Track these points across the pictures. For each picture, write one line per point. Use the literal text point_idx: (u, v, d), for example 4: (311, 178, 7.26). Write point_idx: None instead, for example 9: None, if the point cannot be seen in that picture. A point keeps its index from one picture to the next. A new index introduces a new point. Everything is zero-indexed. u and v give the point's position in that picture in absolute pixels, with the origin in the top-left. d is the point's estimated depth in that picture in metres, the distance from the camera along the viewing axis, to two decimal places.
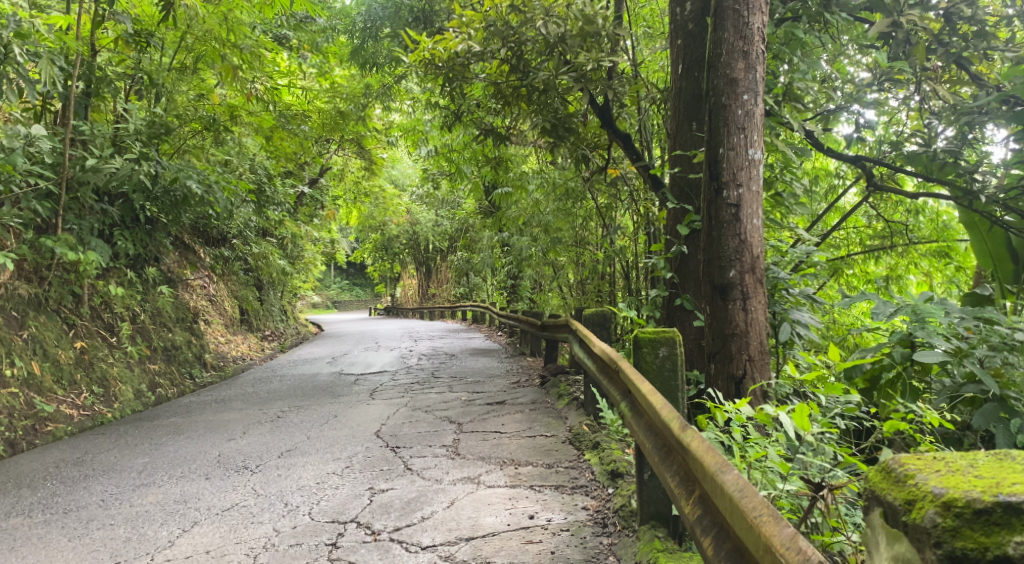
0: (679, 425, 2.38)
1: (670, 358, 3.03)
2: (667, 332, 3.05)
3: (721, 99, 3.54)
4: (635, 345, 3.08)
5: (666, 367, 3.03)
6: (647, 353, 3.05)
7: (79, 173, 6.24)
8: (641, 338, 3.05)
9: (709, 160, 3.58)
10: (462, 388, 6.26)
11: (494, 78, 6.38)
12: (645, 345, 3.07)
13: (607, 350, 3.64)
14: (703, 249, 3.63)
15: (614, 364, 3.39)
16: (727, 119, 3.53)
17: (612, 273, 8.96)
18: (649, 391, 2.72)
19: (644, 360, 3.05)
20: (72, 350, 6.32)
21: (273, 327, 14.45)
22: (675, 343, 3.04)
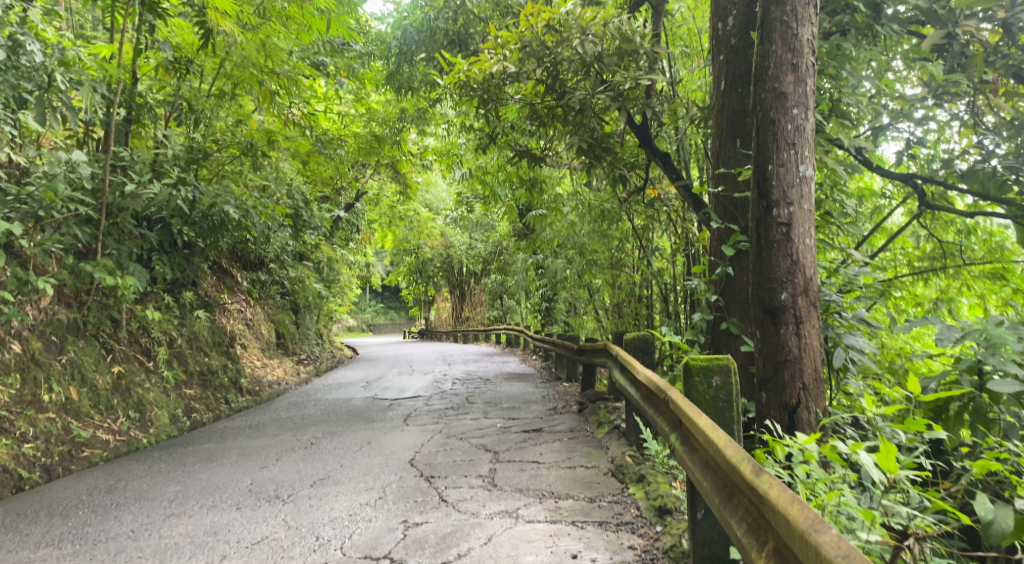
0: (751, 469, 2.19)
1: (724, 388, 2.90)
2: (721, 360, 2.92)
3: (770, 113, 3.38)
4: (687, 372, 2.95)
5: (721, 397, 2.90)
6: (699, 382, 2.92)
7: (119, 199, 6.39)
8: (693, 366, 2.92)
9: (757, 178, 3.42)
10: (497, 414, 6.11)
11: (529, 98, 6.32)
12: (697, 373, 2.93)
13: (653, 378, 3.46)
14: (752, 270, 3.45)
15: (662, 392, 3.22)
16: (777, 134, 3.38)
17: (648, 296, 8.79)
18: (712, 428, 2.53)
19: (697, 390, 2.92)
20: (110, 374, 6.36)
21: (308, 350, 14.53)
22: (729, 371, 2.91)
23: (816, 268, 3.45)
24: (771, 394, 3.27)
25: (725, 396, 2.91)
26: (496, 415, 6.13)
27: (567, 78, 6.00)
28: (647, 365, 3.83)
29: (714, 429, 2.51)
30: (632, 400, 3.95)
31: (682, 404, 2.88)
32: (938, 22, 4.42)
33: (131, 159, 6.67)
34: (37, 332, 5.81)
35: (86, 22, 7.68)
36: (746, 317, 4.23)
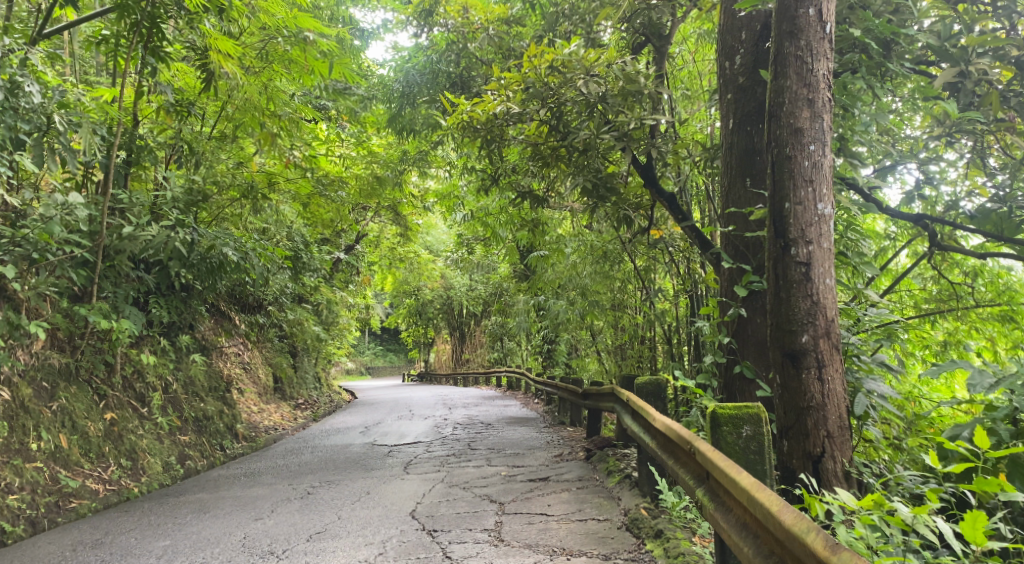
0: (822, 542, 1.97)
1: (754, 439, 2.81)
2: (751, 409, 2.83)
3: (785, 150, 3.31)
4: (715, 422, 2.86)
5: (751, 448, 2.82)
6: (728, 433, 2.82)
7: (116, 242, 6.28)
8: (722, 416, 2.83)
9: (773, 216, 3.33)
10: (502, 461, 5.91)
11: (532, 139, 6.29)
12: (725, 423, 2.84)
13: (674, 426, 3.32)
14: (770, 312, 3.34)
15: (688, 444, 3.07)
16: (793, 171, 3.30)
17: (652, 338, 8.65)
18: (757, 487, 2.37)
19: (725, 440, 2.83)
20: (102, 422, 6.17)
21: (307, 395, 14.30)
22: (760, 421, 2.82)
23: (837, 309, 3.34)
24: (794, 442, 3.15)
25: (755, 446, 2.82)
26: (500, 462, 5.93)
27: (570, 119, 5.98)
28: (663, 412, 3.69)
29: (760, 488, 2.36)
30: (648, 449, 3.80)
31: (715, 457, 2.73)
32: (951, 59, 4.44)
33: (130, 201, 6.60)
34: (28, 377, 5.65)
35: (91, 66, 7.72)
36: (760, 360, 4.10)
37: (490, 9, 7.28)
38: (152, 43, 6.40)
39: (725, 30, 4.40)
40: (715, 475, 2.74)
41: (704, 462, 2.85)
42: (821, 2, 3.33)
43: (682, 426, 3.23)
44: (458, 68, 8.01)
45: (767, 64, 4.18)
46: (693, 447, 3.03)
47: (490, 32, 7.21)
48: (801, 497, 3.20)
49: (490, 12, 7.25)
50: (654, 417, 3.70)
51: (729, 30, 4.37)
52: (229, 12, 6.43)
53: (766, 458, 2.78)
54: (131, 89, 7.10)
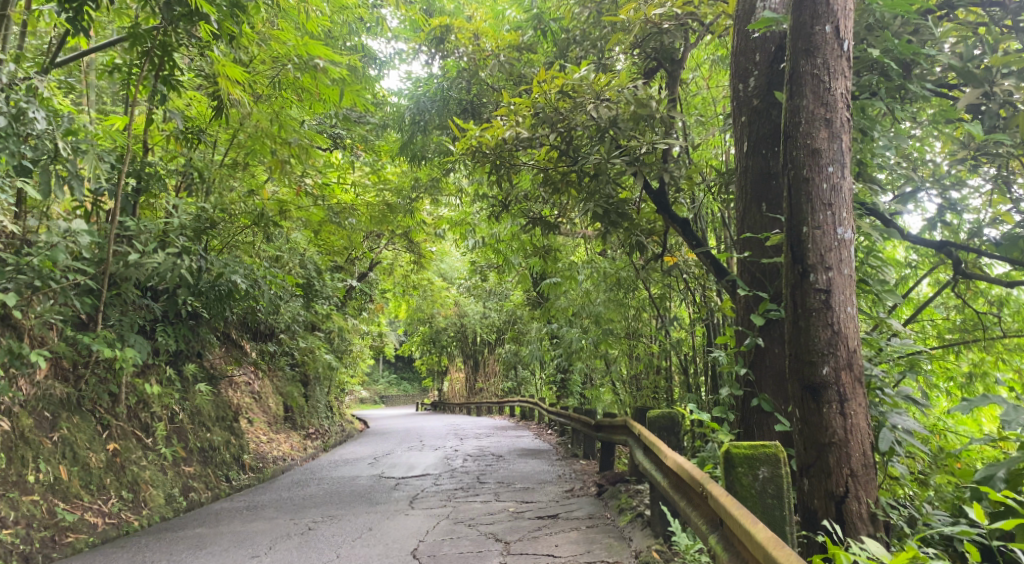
0: None
1: (771, 482, 2.67)
2: (769, 449, 2.69)
3: (802, 172, 3.17)
4: (729, 463, 2.72)
5: (768, 491, 2.67)
6: (743, 474, 2.69)
7: (122, 269, 6.26)
8: (737, 456, 2.70)
9: (791, 241, 3.18)
10: (510, 496, 5.71)
11: (543, 164, 6.21)
12: (740, 464, 2.71)
13: (686, 465, 3.16)
14: (788, 341, 3.18)
15: (702, 486, 2.90)
16: (811, 194, 3.15)
17: (667, 368, 8.44)
18: (774, 542, 2.21)
19: (741, 483, 2.69)
20: (104, 453, 6.06)
21: (318, 424, 14.14)
22: (778, 463, 2.68)
23: (859, 339, 3.16)
24: (815, 482, 2.96)
25: (773, 489, 2.68)
26: (508, 497, 5.73)
27: (581, 143, 5.89)
28: (675, 448, 3.52)
29: (777, 544, 2.19)
30: (660, 486, 3.62)
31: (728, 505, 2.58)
32: (974, 80, 4.12)
33: (138, 229, 6.57)
34: (29, 407, 5.57)
35: (106, 95, 7.79)
36: (778, 393, 3.91)
37: (500, 36, 7.41)
38: (163, 71, 6.43)
39: (738, 52, 4.30)
40: (729, 523, 2.58)
41: (718, 508, 2.69)
42: (838, 19, 3.21)
43: (695, 466, 3.08)
44: (470, 94, 7.97)
45: (782, 86, 4.06)
46: (705, 489, 2.87)
47: (501, 58, 7.27)
48: (824, 545, 3.01)
49: (501, 39, 7.38)
50: (665, 453, 3.54)
51: (743, 52, 4.27)
52: (240, 39, 6.46)
53: (785, 501, 2.64)
54: (143, 117, 7.14)
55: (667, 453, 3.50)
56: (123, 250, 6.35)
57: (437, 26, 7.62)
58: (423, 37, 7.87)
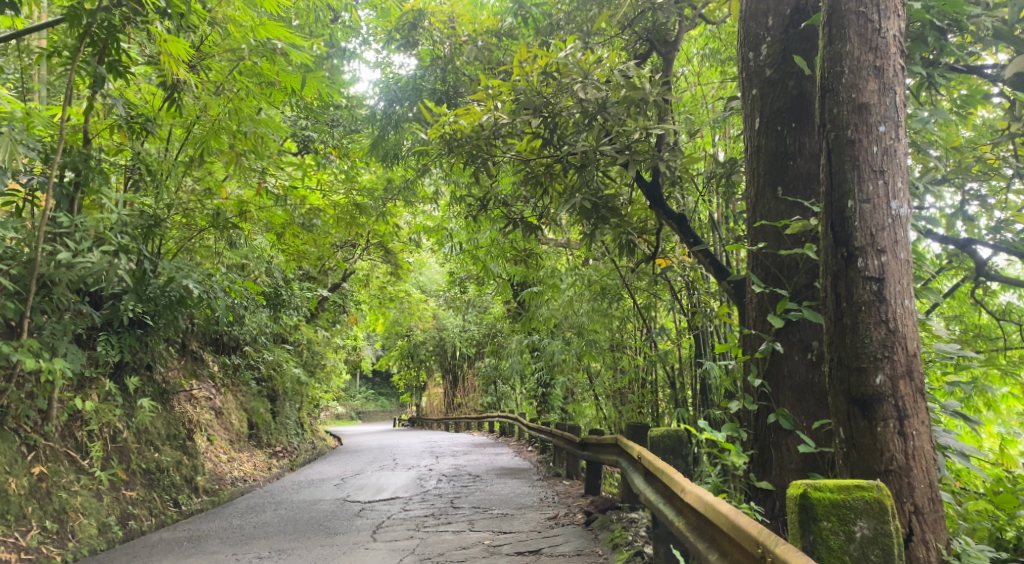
0: None
1: (875, 543, 2.05)
2: (867, 496, 2.06)
3: (846, 132, 2.66)
4: (809, 515, 2.10)
5: (870, 559, 2.04)
6: (832, 533, 2.06)
7: (52, 270, 5.54)
8: (820, 506, 2.08)
9: (832, 218, 2.67)
10: (486, 526, 5.09)
11: (524, 155, 5.66)
12: (825, 517, 2.09)
13: (722, 508, 2.51)
14: (828, 343, 2.66)
15: (765, 545, 2.19)
16: (858, 158, 2.64)
17: (655, 381, 7.86)
18: None
19: (828, 545, 2.06)
20: (27, 477, 5.29)
21: (287, 442, 13.34)
22: (882, 515, 2.06)
23: (916, 339, 2.63)
24: None
25: (876, 553, 2.06)
26: (484, 526, 5.09)
27: (567, 131, 5.37)
28: (693, 481, 2.89)
29: None
30: (674, 526, 2.99)
31: None
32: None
33: (72, 225, 5.85)
34: None
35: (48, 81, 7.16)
36: (799, 408, 3.37)
37: (478, 21, 7.01)
38: (109, 56, 5.85)
39: (748, 15, 3.82)
40: None
41: None
42: None
43: (736, 513, 2.42)
44: (445, 85, 7.49)
45: (799, 52, 3.58)
46: (764, 550, 2.18)
47: (479, 44, 6.81)
48: None
49: (478, 23, 7.02)
50: (683, 487, 2.90)
51: (754, 16, 3.78)
52: (190, 17, 5.88)
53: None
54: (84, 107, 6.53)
55: (687, 488, 2.86)
56: (53, 249, 5.64)
57: (409, 10, 7.24)
58: (394, 24, 7.55)
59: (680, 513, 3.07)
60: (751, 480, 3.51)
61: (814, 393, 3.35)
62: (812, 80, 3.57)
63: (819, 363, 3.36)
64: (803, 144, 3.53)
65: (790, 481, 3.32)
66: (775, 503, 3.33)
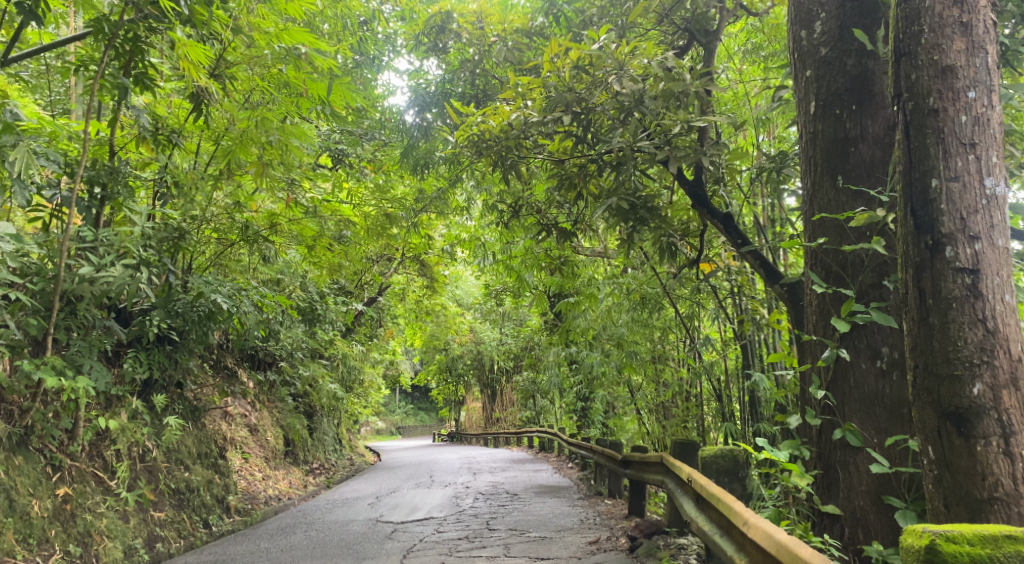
0: None
1: None
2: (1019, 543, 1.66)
3: (928, 103, 2.34)
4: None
5: None
6: None
7: (75, 285, 5.45)
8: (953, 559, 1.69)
9: (913, 201, 2.34)
10: (523, 550, 4.77)
11: (556, 156, 5.41)
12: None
13: (786, 541, 2.12)
14: (912, 347, 2.34)
15: None
16: (941, 131, 2.32)
17: (700, 394, 7.46)
18: None
19: None
20: (51, 499, 5.14)
21: (324, 458, 13.21)
22: None
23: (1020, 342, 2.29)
24: None
25: None
26: (520, 551, 4.77)
27: (602, 128, 5.10)
28: (757, 514, 2.48)
29: None
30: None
31: None
32: None
33: (97, 240, 5.76)
34: None
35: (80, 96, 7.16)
36: (868, 422, 2.99)
37: (507, 20, 6.78)
38: (134, 70, 5.77)
39: None
40: None
41: None
42: None
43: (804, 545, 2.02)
44: (474, 89, 7.22)
45: (858, 27, 3.26)
46: None
47: (509, 45, 6.60)
48: None
49: (508, 23, 6.79)
50: (746, 519, 2.49)
51: None
52: (212, 24, 5.70)
53: None
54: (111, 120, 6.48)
55: (751, 521, 2.44)
56: (77, 264, 5.55)
57: (437, 12, 7.12)
58: (421, 26, 7.34)
59: (740, 547, 2.68)
60: (815, 505, 3.14)
61: (886, 405, 2.98)
62: (874, 57, 3.24)
63: (890, 371, 2.99)
64: (866, 128, 3.20)
65: (860, 504, 2.94)
66: (844, 530, 2.95)
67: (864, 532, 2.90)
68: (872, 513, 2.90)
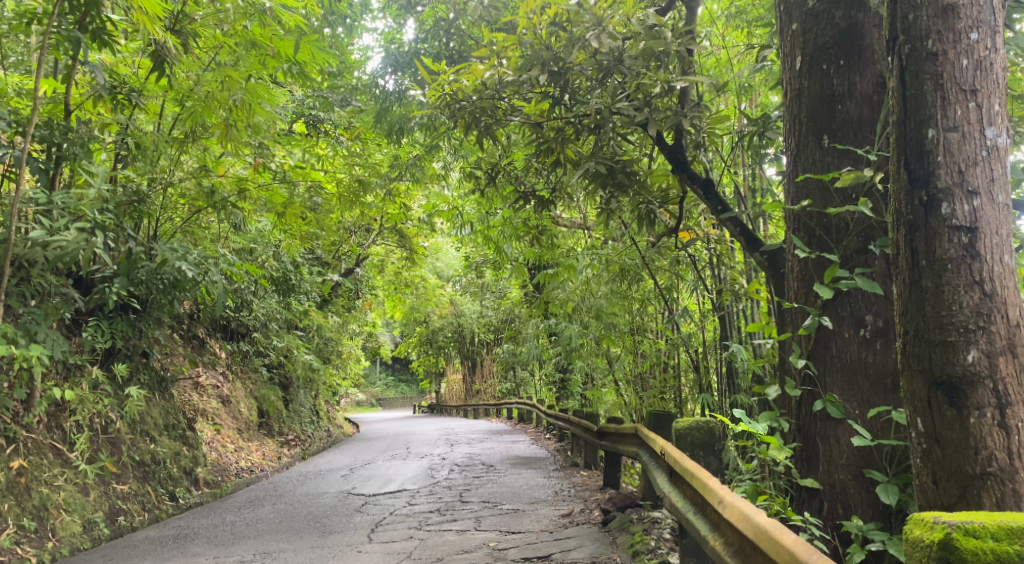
0: None
1: None
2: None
3: (927, 45, 2.19)
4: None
5: None
6: None
7: (27, 250, 5.17)
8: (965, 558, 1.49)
9: (907, 154, 2.20)
10: (495, 524, 4.65)
11: (533, 118, 5.20)
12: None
13: (766, 525, 1.97)
14: (903, 312, 2.21)
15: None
16: (940, 76, 2.17)
17: (678, 365, 7.37)
18: None
19: None
20: (4, 472, 4.91)
21: (301, 430, 13.05)
22: None
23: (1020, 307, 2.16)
24: None
25: None
26: (492, 525, 4.65)
27: (580, 89, 4.89)
28: (733, 492, 2.34)
29: None
30: (708, 544, 2.44)
31: None
32: None
33: (51, 202, 5.47)
34: None
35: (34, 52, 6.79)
36: (850, 393, 2.88)
37: None
38: (91, 23, 5.44)
39: None
40: None
41: None
42: None
43: (785, 531, 1.88)
44: (449, 50, 7.08)
45: None
46: None
47: (485, 3, 6.34)
48: None
49: None
50: (722, 497, 2.35)
51: None
52: None
53: None
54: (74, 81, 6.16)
55: (727, 499, 2.31)
56: (28, 227, 5.26)
57: None
58: None
59: (715, 527, 2.54)
60: (793, 480, 3.02)
61: (868, 375, 2.86)
62: (864, 9, 3.07)
63: (874, 340, 2.87)
64: (854, 84, 3.05)
65: (840, 478, 2.82)
66: (823, 505, 2.85)
67: (844, 507, 2.80)
68: (852, 487, 2.79)
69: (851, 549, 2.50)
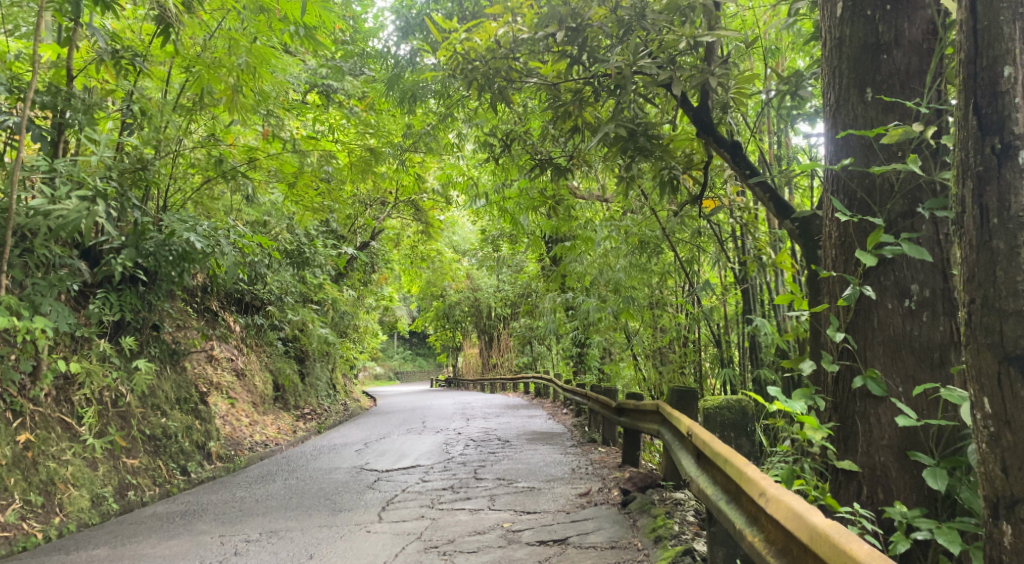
0: None
1: None
2: None
3: None
4: None
5: None
6: None
7: (29, 219, 5.04)
8: None
9: (977, 96, 1.95)
10: (509, 504, 4.49)
11: (549, 80, 4.96)
12: None
13: (822, 526, 1.76)
14: (968, 277, 1.97)
15: None
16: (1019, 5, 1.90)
17: (699, 340, 7.13)
18: None
19: None
20: (10, 446, 4.83)
21: (317, 403, 13.01)
22: None
23: None
24: None
25: None
26: (506, 504, 4.49)
27: (599, 47, 4.61)
28: (776, 483, 2.12)
29: None
30: (745, 540, 2.23)
31: None
32: None
33: (55, 170, 5.34)
34: None
35: None
36: (893, 369, 2.65)
37: None
38: None
39: None
40: None
41: None
42: None
43: (845, 534, 1.66)
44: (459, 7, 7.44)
45: None
46: None
47: None
48: None
49: None
50: (763, 490, 2.13)
51: None
52: None
53: None
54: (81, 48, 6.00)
55: (770, 492, 2.09)
56: (29, 195, 5.13)
57: None
58: None
59: (752, 520, 2.33)
60: (827, 463, 2.81)
61: (913, 349, 2.62)
62: None
63: (919, 312, 2.63)
64: (901, 32, 2.78)
65: (881, 460, 2.61)
66: (861, 490, 2.64)
67: (885, 491, 2.58)
68: (894, 470, 2.58)
69: (895, 538, 2.28)
